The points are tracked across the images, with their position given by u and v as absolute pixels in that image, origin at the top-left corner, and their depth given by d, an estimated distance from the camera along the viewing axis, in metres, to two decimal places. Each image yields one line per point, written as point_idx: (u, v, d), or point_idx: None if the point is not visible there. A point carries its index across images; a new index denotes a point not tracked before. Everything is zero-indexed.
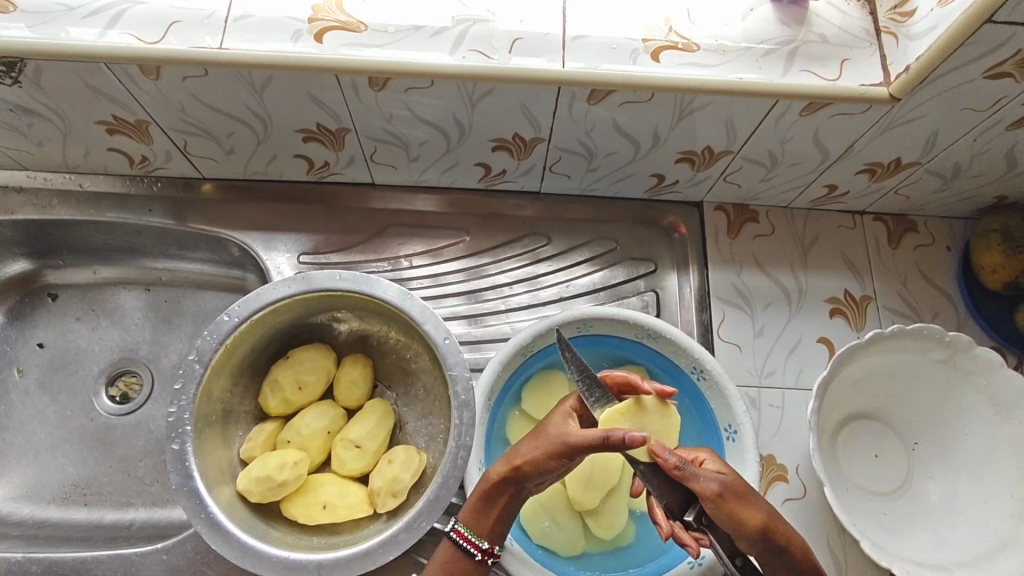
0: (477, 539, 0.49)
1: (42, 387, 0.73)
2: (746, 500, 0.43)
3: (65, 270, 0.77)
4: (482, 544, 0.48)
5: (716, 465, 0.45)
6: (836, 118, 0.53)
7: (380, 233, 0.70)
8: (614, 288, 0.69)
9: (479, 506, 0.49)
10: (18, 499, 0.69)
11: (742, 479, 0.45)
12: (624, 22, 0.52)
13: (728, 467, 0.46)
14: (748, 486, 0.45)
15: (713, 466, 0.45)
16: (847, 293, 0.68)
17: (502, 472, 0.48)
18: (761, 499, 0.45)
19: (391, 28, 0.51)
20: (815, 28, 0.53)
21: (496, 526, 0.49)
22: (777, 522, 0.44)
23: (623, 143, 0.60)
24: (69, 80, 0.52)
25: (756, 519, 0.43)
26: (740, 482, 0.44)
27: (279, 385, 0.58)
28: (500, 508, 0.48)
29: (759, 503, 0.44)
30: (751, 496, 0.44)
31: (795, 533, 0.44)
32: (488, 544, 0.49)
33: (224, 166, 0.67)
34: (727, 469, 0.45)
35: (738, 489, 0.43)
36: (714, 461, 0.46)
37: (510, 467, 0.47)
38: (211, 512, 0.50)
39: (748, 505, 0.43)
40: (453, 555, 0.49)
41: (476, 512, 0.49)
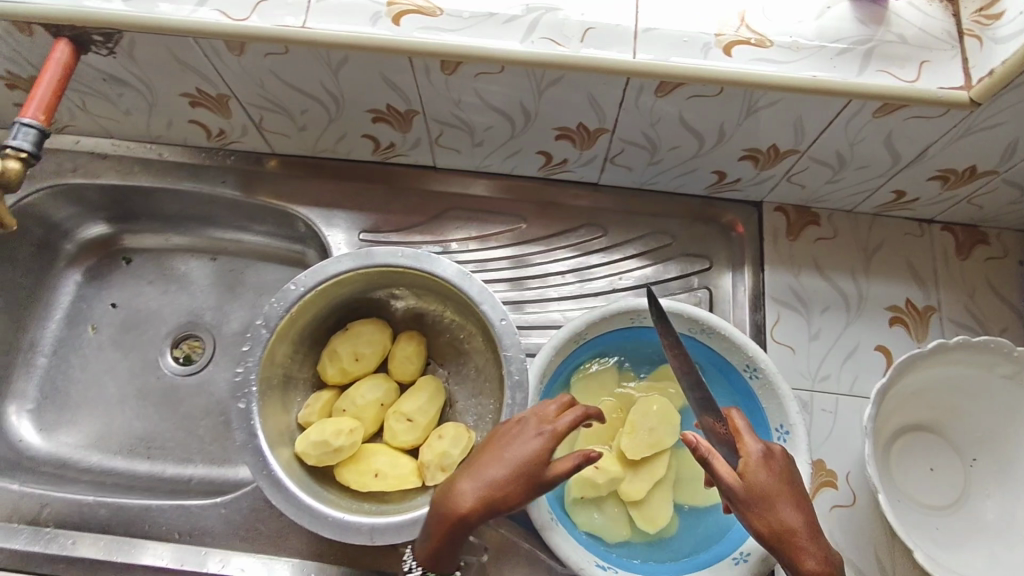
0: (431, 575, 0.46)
1: (113, 344, 0.77)
2: (761, 501, 0.42)
3: (140, 235, 0.81)
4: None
5: (751, 462, 0.43)
6: (911, 121, 0.52)
7: (439, 216, 0.72)
8: (668, 283, 0.69)
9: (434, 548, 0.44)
10: (85, 447, 0.73)
11: (777, 484, 0.43)
12: (697, 15, 0.52)
13: (770, 466, 0.43)
14: (778, 494, 0.42)
15: (751, 464, 0.43)
16: (909, 302, 0.66)
17: (479, 510, 0.42)
18: (789, 508, 0.42)
19: (466, 13, 0.52)
20: (894, 28, 0.52)
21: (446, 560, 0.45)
22: (791, 540, 0.41)
23: (687, 138, 0.59)
24: (160, 53, 0.55)
25: (761, 529, 0.41)
26: (767, 489, 0.42)
27: (336, 355, 0.60)
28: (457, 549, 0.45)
29: (776, 508, 0.42)
30: (767, 504, 0.42)
31: (812, 556, 0.40)
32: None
33: (295, 142, 0.70)
34: (757, 467, 0.43)
35: (751, 499, 0.42)
36: (758, 459, 0.43)
37: (488, 504, 0.42)
38: (272, 470, 0.53)
39: (756, 512, 0.42)
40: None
41: (436, 549, 0.44)
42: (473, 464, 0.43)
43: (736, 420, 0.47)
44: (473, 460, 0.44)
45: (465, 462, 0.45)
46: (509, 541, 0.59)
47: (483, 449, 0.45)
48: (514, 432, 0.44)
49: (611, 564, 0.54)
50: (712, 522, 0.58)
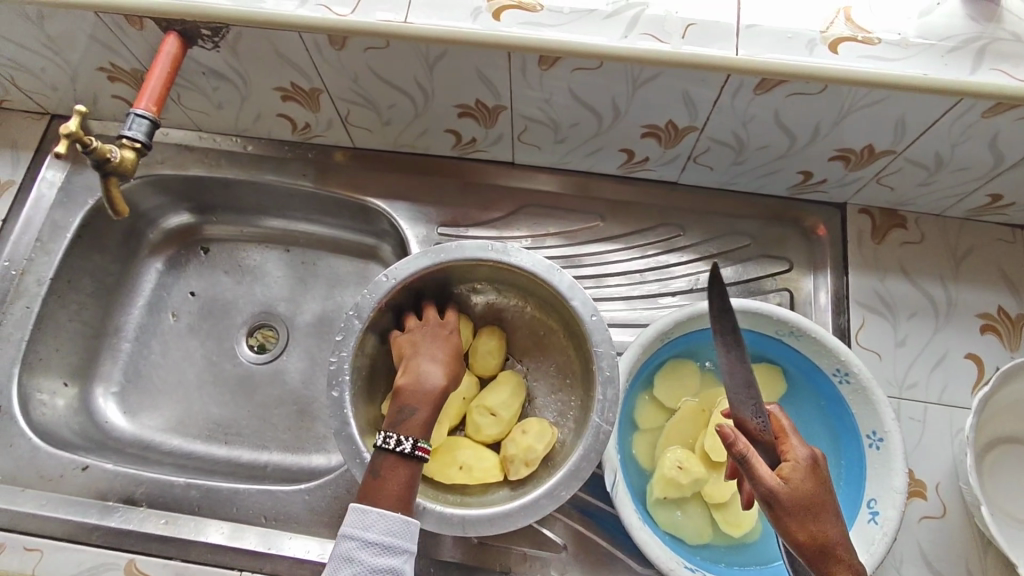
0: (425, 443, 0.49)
1: (192, 331, 0.79)
2: (806, 510, 0.42)
3: (219, 226, 0.83)
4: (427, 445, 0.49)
5: (796, 469, 0.44)
6: (1023, 121, 0.50)
7: (516, 212, 0.72)
8: (746, 284, 0.69)
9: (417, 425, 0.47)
10: (166, 431, 0.75)
11: (824, 493, 0.43)
12: (801, 11, 0.51)
13: (815, 475, 0.44)
14: (823, 502, 0.43)
15: (797, 470, 0.44)
16: (1001, 309, 0.64)
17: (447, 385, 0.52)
18: (832, 520, 0.42)
19: (566, 9, 0.52)
20: (1008, 26, 0.50)
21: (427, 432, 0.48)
22: (831, 551, 0.41)
23: (778, 137, 0.59)
24: (262, 46, 0.57)
25: (801, 535, 0.42)
26: (812, 497, 0.43)
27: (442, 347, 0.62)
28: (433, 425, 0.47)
29: (820, 519, 0.42)
30: (812, 514, 0.42)
31: (847, 567, 0.41)
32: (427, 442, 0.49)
33: (377, 137, 0.71)
34: (803, 476, 0.44)
35: (795, 505, 0.42)
36: (804, 466, 0.44)
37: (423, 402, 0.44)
38: (363, 457, 0.53)
39: (799, 519, 0.42)
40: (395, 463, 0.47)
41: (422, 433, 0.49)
42: (416, 341, 0.56)
43: (782, 423, 0.48)
44: (418, 348, 0.56)
45: (427, 337, 0.57)
46: (587, 538, 0.59)
47: (432, 333, 0.57)
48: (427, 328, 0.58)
49: (695, 566, 0.53)
50: None
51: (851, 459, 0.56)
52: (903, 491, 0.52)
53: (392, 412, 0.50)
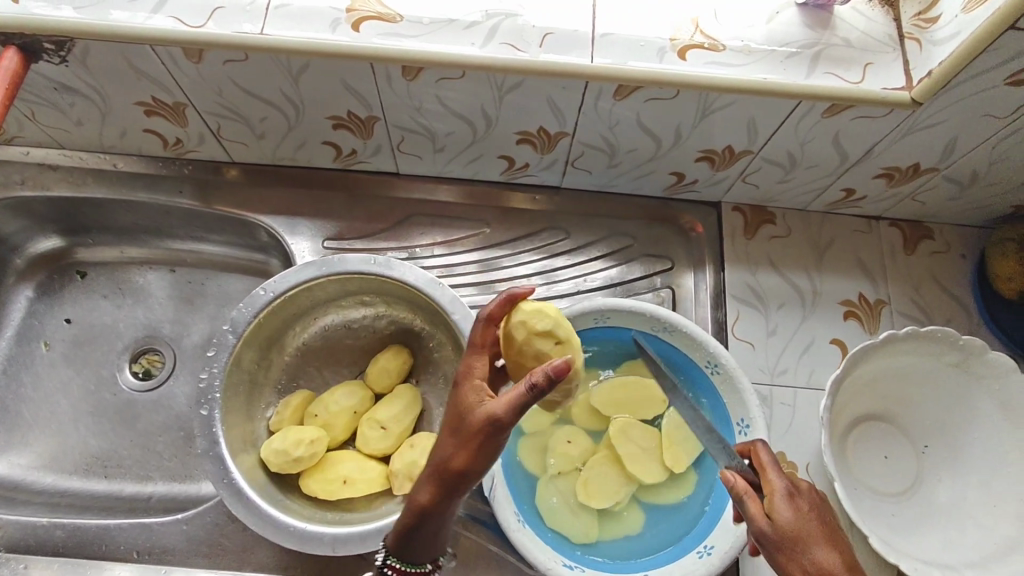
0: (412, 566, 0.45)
1: (67, 361, 0.75)
2: (793, 545, 0.41)
3: (94, 248, 0.78)
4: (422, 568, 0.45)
5: (778, 502, 0.43)
6: (856, 121, 0.54)
7: (402, 222, 0.72)
8: (629, 284, 0.71)
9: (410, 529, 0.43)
10: (40, 468, 0.71)
11: (807, 522, 0.41)
12: (652, 19, 0.54)
13: (800, 506, 0.42)
14: (812, 534, 0.41)
15: (776, 501, 0.43)
16: (861, 296, 0.69)
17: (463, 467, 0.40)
18: (828, 550, 0.40)
19: (425, 19, 0.53)
20: (840, 32, 0.54)
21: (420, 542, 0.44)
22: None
23: (644, 140, 0.61)
24: (114, 60, 0.54)
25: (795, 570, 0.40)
26: (797, 527, 0.41)
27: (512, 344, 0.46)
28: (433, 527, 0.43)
29: (811, 552, 0.40)
30: (801, 547, 0.41)
31: None
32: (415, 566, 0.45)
33: (254, 150, 0.69)
34: (791, 510, 0.42)
35: (780, 541, 0.41)
36: (784, 497, 0.43)
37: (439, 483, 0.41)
38: (233, 480, 0.53)
39: (789, 556, 0.41)
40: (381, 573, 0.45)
41: (403, 533, 0.44)
42: (473, 403, 0.41)
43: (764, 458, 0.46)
44: (467, 401, 0.41)
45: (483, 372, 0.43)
46: (479, 545, 0.59)
47: (483, 389, 0.41)
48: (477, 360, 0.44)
49: (579, 565, 0.54)
50: (676, 521, 0.59)
51: None
52: None
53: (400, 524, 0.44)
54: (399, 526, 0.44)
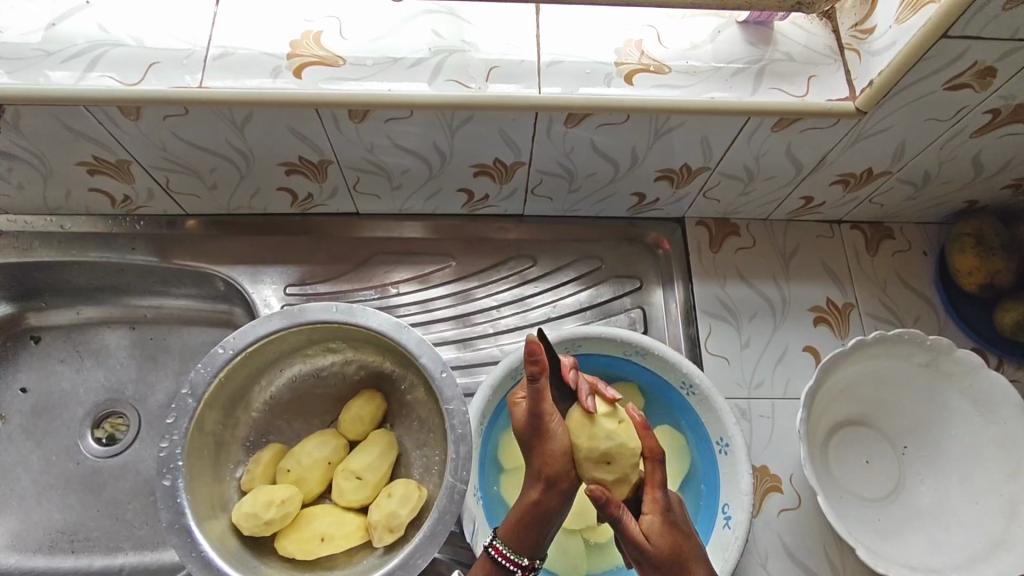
0: (515, 556, 0.46)
1: (25, 433, 0.71)
2: (671, 568, 0.41)
3: (47, 312, 0.75)
4: (522, 561, 0.46)
5: (655, 524, 0.42)
6: (808, 132, 0.55)
7: (366, 262, 0.70)
8: (601, 307, 0.70)
9: (517, 521, 0.46)
10: (3, 549, 0.67)
11: (680, 549, 0.42)
12: (596, 46, 0.54)
13: (674, 531, 0.42)
14: (685, 555, 0.42)
15: (656, 525, 0.42)
16: (829, 301, 0.69)
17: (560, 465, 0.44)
18: (698, 566, 0.42)
19: (368, 61, 0.53)
20: (781, 47, 0.55)
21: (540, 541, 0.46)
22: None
23: (602, 164, 0.61)
24: (48, 122, 0.53)
25: None
26: (670, 552, 0.41)
27: (601, 434, 0.43)
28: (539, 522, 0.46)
29: (686, 572, 0.42)
30: (677, 568, 0.41)
31: None
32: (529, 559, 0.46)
33: (207, 201, 0.67)
34: (664, 533, 0.42)
35: (659, 565, 0.41)
36: (662, 520, 0.42)
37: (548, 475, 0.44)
38: (202, 550, 0.51)
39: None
40: (489, 567, 0.46)
41: (519, 527, 0.46)
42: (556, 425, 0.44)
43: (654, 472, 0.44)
44: (544, 417, 0.44)
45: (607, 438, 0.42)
46: None
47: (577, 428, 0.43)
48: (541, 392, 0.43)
49: None
50: None
51: (706, 469, 0.58)
52: (750, 493, 0.54)
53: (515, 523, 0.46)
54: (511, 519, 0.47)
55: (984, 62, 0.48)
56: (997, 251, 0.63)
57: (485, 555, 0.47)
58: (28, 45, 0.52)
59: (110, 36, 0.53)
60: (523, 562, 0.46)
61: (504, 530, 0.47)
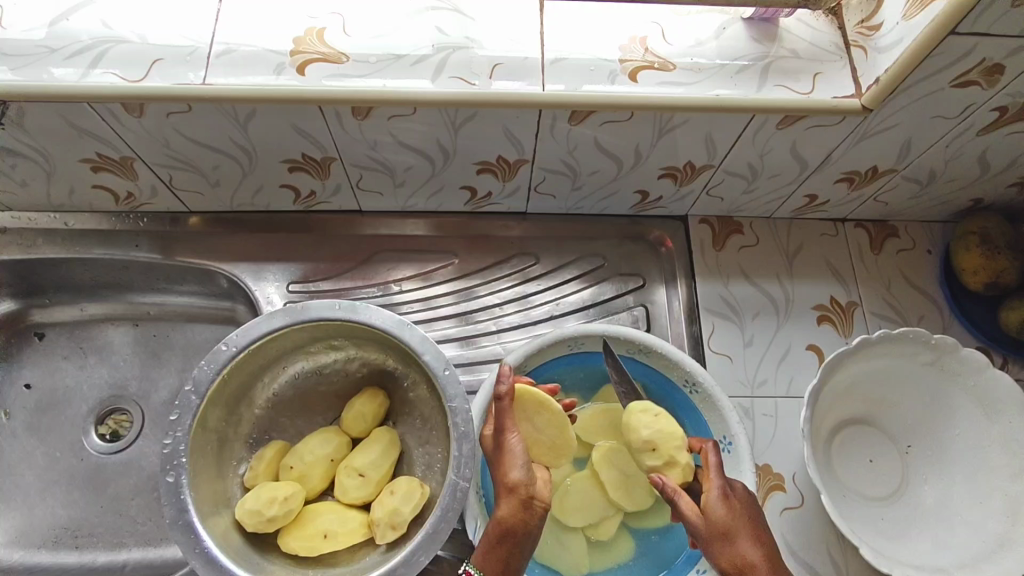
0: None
1: (30, 429, 0.71)
2: (723, 537, 0.47)
3: (50, 308, 0.75)
4: None
5: (711, 500, 0.48)
6: (812, 130, 0.54)
7: (368, 260, 0.70)
8: (604, 305, 0.69)
9: (490, 543, 0.48)
10: (7, 545, 0.67)
11: (733, 520, 0.48)
12: (601, 43, 0.54)
13: (731, 503, 0.48)
14: (737, 529, 0.47)
15: (712, 500, 0.48)
16: (833, 299, 0.68)
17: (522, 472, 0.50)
18: (747, 541, 0.47)
19: (371, 58, 0.53)
20: (787, 44, 0.55)
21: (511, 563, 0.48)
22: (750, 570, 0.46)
23: (605, 162, 0.61)
24: (53, 119, 0.53)
25: (722, 560, 0.47)
26: (724, 525, 0.47)
27: (642, 425, 0.53)
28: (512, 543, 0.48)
29: (737, 542, 0.47)
30: (728, 539, 0.47)
31: None
32: None
33: (210, 198, 0.67)
34: (719, 506, 0.48)
35: (711, 538, 0.47)
36: (718, 496, 0.49)
37: (514, 485, 0.49)
38: (205, 547, 0.51)
39: (719, 547, 0.47)
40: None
41: (489, 548, 0.48)
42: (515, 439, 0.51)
43: (709, 459, 0.51)
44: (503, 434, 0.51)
45: (544, 429, 0.54)
46: None
47: (539, 428, 0.54)
48: (506, 408, 0.51)
49: None
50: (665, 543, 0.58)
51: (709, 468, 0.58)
52: (753, 492, 0.54)
53: (493, 543, 0.48)
54: (483, 548, 0.49)
55: (991, 60, 0.48)
56: (1002, 250, 0.63)
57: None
58: (32, 41, 0.52)
59: (113, 33, 0.53)
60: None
61: (478, 555, 0.48)
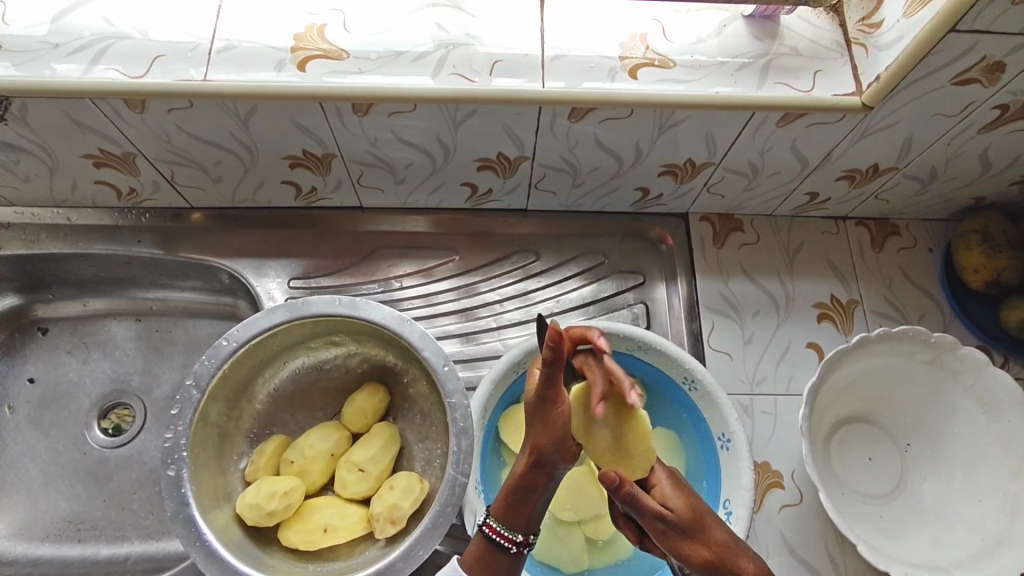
0: (510, 533, 0.45)
1: (33, 423, 0.72)
2: (694, 528, 0.43)
3: (54, 304, 0.75)
4: (516, 537, 0.45)
5: (669, 491, 0.45)
6: (812, 128, 0.54)
7: (369, 256, 0.70)
8: (604, 301, 0.70)
9: (510, 498, 0.45)
10: (11, 537, 0.68)
11: (696, 505, 0.45)
12: (601, 42, 0.54)
13: (685, 493, 0.46)
14: (702, 514, 0.44)
15: (669, 492, 0.45)
16: (834, 297, 0.68)
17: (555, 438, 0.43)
18: (715, 525, 0.44)
19: (372, 55, 0.53)
20: (787, 41, 0.55)
21: (530, 518, 0.45)
22: (730, 558, 0.43)
23: (605, 159, 0.61)
24: (55, 115, 0.53)
25: (699, 553, 0.43)
26: (692, 513, 0.44)
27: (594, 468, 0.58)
28: (532, 501, 0.45)
29: (707, 528, 0.44)
30: (700, 528, 0.44)
31: (750, 564, 0.42)
32: (522, 536, 0.45)
33: (212, 194, 0.68)
34: (678, 497, 0.45)
35: (684, 525, 0.43)
36: (670, 486, 0.46)
37: (540, 449, 0.44)
38: (206, 540, 0.51)
39: (694, 538, 0.43)
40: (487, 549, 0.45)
41: (510, 505, 0.45)
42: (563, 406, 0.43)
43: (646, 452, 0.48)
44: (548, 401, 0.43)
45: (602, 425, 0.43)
46: None
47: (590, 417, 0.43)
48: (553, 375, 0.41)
49: None
50: None
51: (708, 464, 0.58)
52: (750, 489, 0.54)
53: (512, 496, 0.45)
54: (501, 498, 0.46)
55: (992, 57, 0.48)
56: (1003, 248, 0.63)
57: (479, 537, 0.46)
58: (34, 37, 0.52)
59: (115, 30, 0.53)
60: (517, 538, 0.45)
61: (497, 506, 0.46)
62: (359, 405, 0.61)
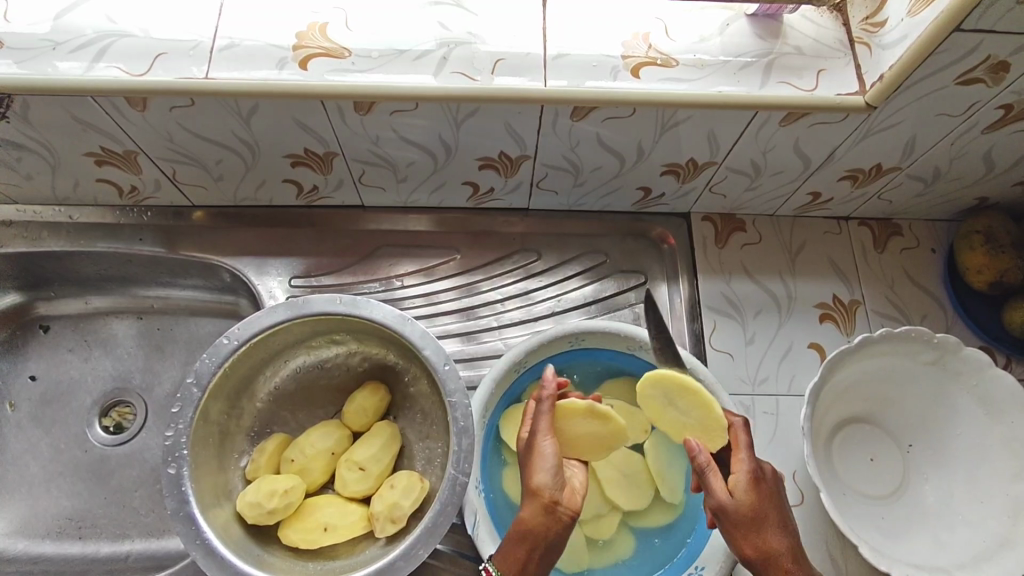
0: None
1: (34, 420, 0.72)
2: (750, 526, 0.47)
3: (56, 301, 0.75)
4: None
5: (741, 483, 0.47)
6: (815, 127, 0.54)
7: (370, 255, 0.70)
8: (606, 301, 0.69)
9: (510, 544, 0.47)
10: (12, 534, 0.68)
11: (761, 508, 0.47)
12: (604, 41, 0.54)
13: (759, 487, 0.47)
14: (764, 516, 0.47)
15: (742, 483, 0.47)
16: (836, 298, 0.68)
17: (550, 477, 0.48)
18: (775, 531, 0.47)
19: (374, 53, 0.53)
20: (790, 40, 0.55)
21: (527, 567, 0.47)
22: (775, 560, 0.47)
23: (607, 158, 0.60)
24: (57, 113, 0.53)
25: (748, 549, 0.47)
26: (754, 512, 0.47)
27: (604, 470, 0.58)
28: (529, 548, 0.47)
29: (764, 531, 0.47)
30: (756, 527, 0.47)
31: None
32: None
33: (214, 193, 0.68)
34: (747, 491, 0.47)
35: (741, 521, 0.46)
36: (747, 479, 0.47)
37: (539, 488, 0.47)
38: (206, 538, 0.51)
39: (747, 535, 0.47)
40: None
41: (509, 551, 0.47)
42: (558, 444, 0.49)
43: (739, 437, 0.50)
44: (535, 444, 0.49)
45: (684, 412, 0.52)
46: None
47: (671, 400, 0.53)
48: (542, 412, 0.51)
49: None
50: (665, 541, 0.58)
51: None
52: None
53: (511, 539, 0.47)
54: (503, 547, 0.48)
55: (997, 56, 0.47)
56: (1006, 249, 0.62)
57: None
58: (36, 35, 0.52)
59: (117, 28, 0.53)
60: None
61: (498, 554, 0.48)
62: (359, 403, 0.61)
